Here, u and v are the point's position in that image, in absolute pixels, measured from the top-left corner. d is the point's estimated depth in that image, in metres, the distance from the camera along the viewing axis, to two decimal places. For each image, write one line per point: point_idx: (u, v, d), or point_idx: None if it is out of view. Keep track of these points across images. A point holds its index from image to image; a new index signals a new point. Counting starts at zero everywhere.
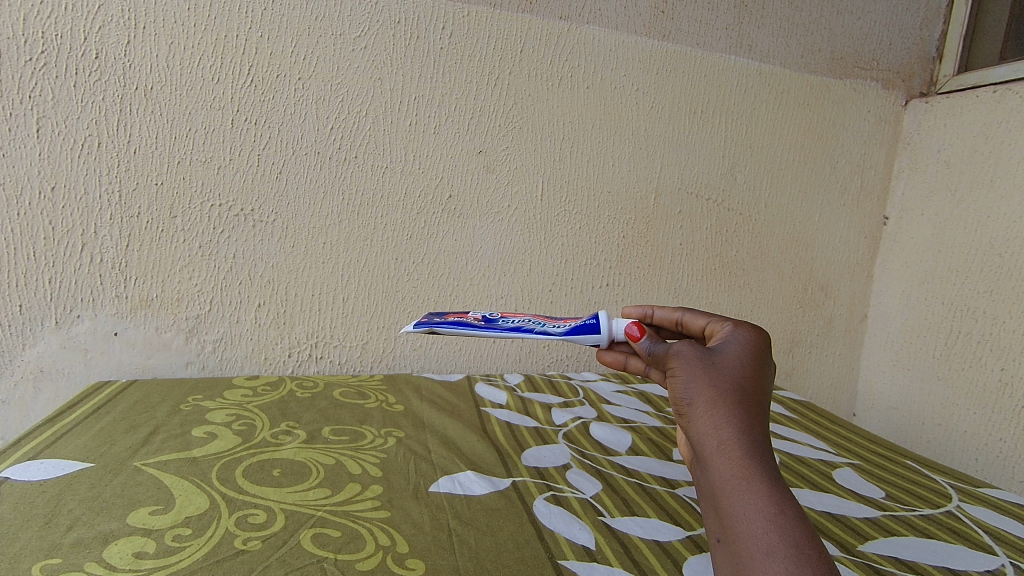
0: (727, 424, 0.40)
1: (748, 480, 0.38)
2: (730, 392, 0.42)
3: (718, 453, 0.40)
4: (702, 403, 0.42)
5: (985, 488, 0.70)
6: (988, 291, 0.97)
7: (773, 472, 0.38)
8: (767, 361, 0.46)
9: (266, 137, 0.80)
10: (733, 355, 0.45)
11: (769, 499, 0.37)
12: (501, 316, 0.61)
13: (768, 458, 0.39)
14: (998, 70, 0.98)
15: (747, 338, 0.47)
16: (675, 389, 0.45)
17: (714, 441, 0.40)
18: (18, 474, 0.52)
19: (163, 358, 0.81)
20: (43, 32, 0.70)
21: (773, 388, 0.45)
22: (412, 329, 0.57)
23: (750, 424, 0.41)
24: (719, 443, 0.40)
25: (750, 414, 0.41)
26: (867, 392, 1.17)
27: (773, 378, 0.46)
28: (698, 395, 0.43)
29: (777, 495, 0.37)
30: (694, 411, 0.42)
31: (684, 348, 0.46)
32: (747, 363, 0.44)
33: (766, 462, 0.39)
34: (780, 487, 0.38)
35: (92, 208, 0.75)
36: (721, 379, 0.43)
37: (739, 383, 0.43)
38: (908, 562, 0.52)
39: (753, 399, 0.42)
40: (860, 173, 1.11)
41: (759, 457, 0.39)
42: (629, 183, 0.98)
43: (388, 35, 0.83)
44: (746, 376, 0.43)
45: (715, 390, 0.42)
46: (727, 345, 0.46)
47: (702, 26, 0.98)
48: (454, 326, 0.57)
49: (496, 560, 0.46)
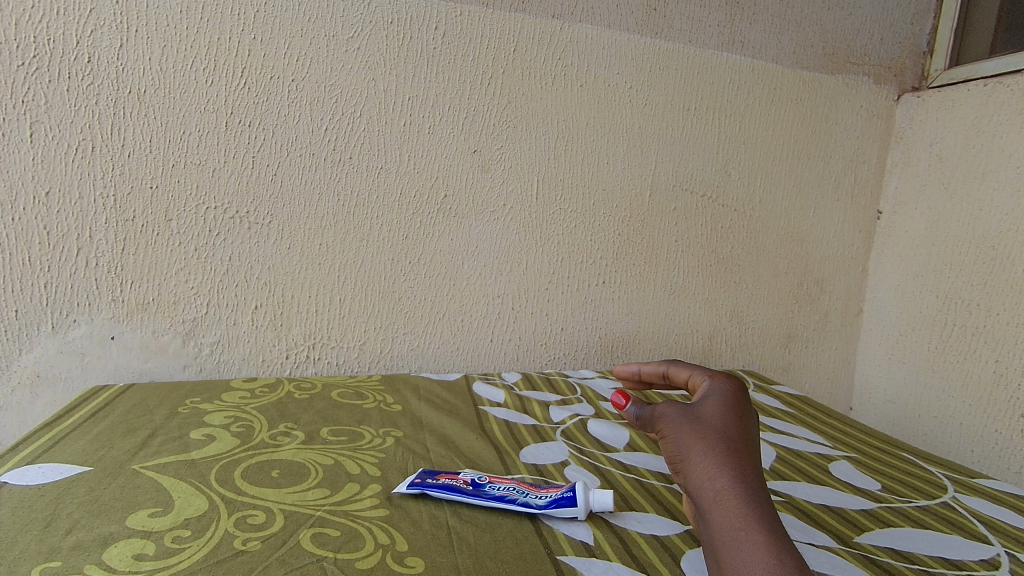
0: (720, 475, 0.41)
1: (747, 532, 0.38)
2: (718, 444, 0.43)
3: (715, 505, 0.40)
4: (694, 457, 0.43)
5: (980, 478, 0.70)
6: (981, 283, 0.98)
7: (771, 519, 0.39)
8: (747, 408, 0.46)
9: (261, 139, 0.80)
10: (714, 407, 0.45)
11: (768, 549, 0.37)
12: (491, 478, 0.57)
13: (766, 506, 0.40)
14: (989, 64, 0.98)
15: (724, 388, 0.47)
16: (668, 448, 0.45)
17: (711, 492, 0.41)
18: (16, 478, 0.52)
19: (160, 361, 0.81)
20: (36, 37, 0.70)
21: (759, 431, 0.45)
22: (401, 492, 0.54)
23: (743, 473, 0.41)
24: (715, 495, 0.41)
25: (742, 462, 0.42)
26: (864, 385, 1.18)
27: (758, 422, 0.46)
28: (689, 448, 0.43)
29: (777, 547, 0.37)
30: (688, 464, 0.43)
31: (667, 408, 0.46)
32: (729, 413, 0.45)
33: (763, 511, 0.39)
34: (779, 534, 0.38)
35: (86, 213, 0.75)
36: (707, 432, 0.43)
37: (725, 433, 0.43)
38: (904, 552, 0.52)
39: (742, 446, 0.43)
40: (854, 168, 1.12)
41: (756, 507, 0.39)
42: (625, 181, 0.98)
43: (381, 35, 0.83)
44: (731, 425, 0.44)
45: (704, 443, 0.43)
46: (705, 398, 0.47)
47: (694, 23, 0.98)
48: (442, 490, 0.54)
49: (495, 557, 0.46)
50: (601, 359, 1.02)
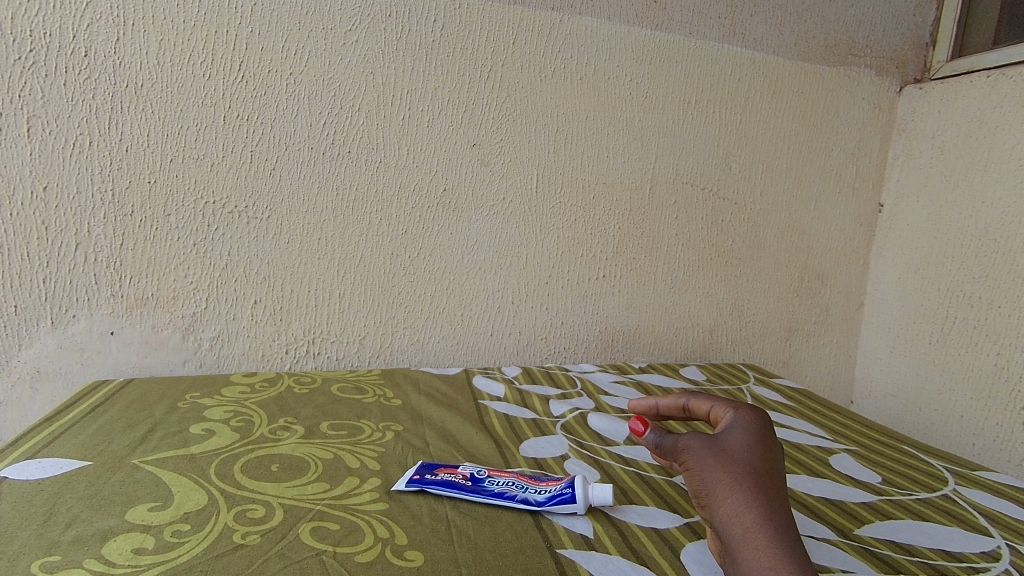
0: (748, 510, 0.40)
1: (777, 570, 0.37)
2: (745, 478, 0.42)
3: (743, 542, 0.40)
4: (720, 491, 0.42)
5: (982, 471, 0.70)
6: (983, 276, 0.97)
7: (800, 557, 0.38)
8: (772, 442, 0.45)
9: (258, 133, 0.80)
10: (739, 439, 0.45)
11: None
12: (491, 472, 0.57)
13: (794, 543, 0.39)
14: (992, 55, 0.98)
15: (749, 421, 0.46)
16: (692, 481, 0.44)
17: (739, 528, 0.40)
18: (16, 473, 0.52)
19: (159, 356, 0.81)
20: (31, 30, 0.69)
21: (784, 465, 0.45)
22: (399, 489, 0.54)
23: (771, 510, 0.40)
24: (743, 531, 0.40)
25: (770, 498, 0.41)
26: (865, 378, 1.18)
27: (782, 455, 0.46)
28: (715, 482, 0.42)
29: None
30: (713, 498, 0.42)
31: (691, 439, 0.45)
32: (755, 446, 0.44)
33: (794, 550, 0.38)
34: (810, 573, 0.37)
35: (84, 208, 0.74)
36: (734, 465, 0.43)
37: (752, 467, 0.43)
38: (904, 545, 0.52)
39: (770, 481, 0.42)
40: (856, 161, 1.12)
41: (785, 545, 0.39)
42: (624, 174, 0.98)
43: (379, 28, 0.83)
44: (757, 459, 0.43)
45: (731, 477, 0.42)
46: (730, 429, 0.46)
47: (694, 15, 0.98)
48: (441, 487, 0.54)
49: (494, 550, 0.46)
50: (601, 354, 1.02)
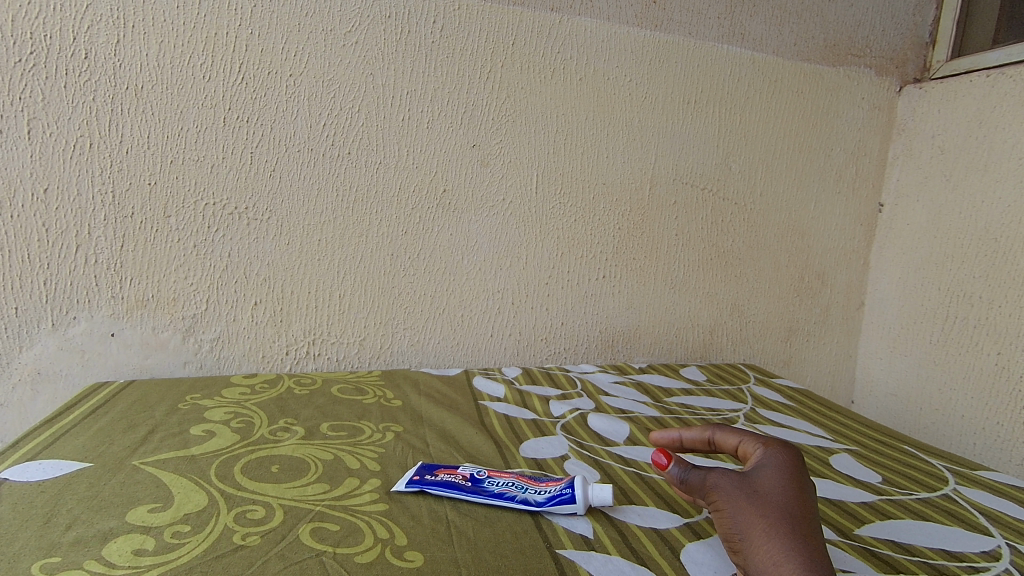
0: (785, 559, 0.39)
1: None
2: (781, 523, 0.41)
3: None
4: (755, 537, 0.41)
5: (982, 470, 0.70)
6: (984, 276, 0.97)
7: None
8: (805, 482, 0.44)
9: (258, 135, 0.80)
10: (772, 479, 0.43)
11: None
12: (490, 472, 0.57)
13: None
14: (992, 54, 0.98)
15: (780, 458, 0.45)
16: (724, 524, 0.43)
17: None
18: (17, 475, 0.52)
19: (160, 358, 0.81)
20: (32, 32, 0.70)
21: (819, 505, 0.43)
22: (399, 489, 0.54)
23: (809, 557, 0.39)
24: None
25: (807, 544, 0.40)
26: (865, 378, 1.18)
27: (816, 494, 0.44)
28: (749, 527, 0.41)
29: None
30: (748, 544, 0.41)
31: (720, 478, 0.44)
32: (788, 486, 0.43)
33: None
34: None
35: (85, 210, 0.74)
36: (768, 509, 0.41)
37: (787, 510, 0.41)
38: (905, 544, 0.52)
39: (806, 526, 0.41)
40: (856, 161, 1.12)
41: None
42: (624, 175, 0.98)
43: (379, 29, 0.83)
44: (792, 501, 0.42)
45: (766, 522, 0.41)
46: (760, 468, 0.44)
47: (693, 16, 0.98)
48: (441, 487, 0.54)
49: (494, 551, 0.46)
50: (601, 354, 1.02)
